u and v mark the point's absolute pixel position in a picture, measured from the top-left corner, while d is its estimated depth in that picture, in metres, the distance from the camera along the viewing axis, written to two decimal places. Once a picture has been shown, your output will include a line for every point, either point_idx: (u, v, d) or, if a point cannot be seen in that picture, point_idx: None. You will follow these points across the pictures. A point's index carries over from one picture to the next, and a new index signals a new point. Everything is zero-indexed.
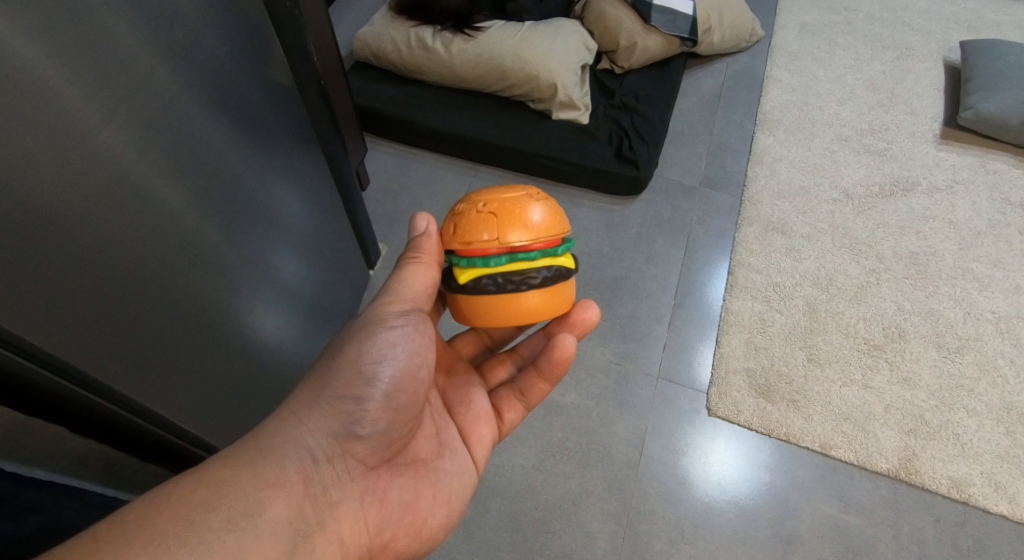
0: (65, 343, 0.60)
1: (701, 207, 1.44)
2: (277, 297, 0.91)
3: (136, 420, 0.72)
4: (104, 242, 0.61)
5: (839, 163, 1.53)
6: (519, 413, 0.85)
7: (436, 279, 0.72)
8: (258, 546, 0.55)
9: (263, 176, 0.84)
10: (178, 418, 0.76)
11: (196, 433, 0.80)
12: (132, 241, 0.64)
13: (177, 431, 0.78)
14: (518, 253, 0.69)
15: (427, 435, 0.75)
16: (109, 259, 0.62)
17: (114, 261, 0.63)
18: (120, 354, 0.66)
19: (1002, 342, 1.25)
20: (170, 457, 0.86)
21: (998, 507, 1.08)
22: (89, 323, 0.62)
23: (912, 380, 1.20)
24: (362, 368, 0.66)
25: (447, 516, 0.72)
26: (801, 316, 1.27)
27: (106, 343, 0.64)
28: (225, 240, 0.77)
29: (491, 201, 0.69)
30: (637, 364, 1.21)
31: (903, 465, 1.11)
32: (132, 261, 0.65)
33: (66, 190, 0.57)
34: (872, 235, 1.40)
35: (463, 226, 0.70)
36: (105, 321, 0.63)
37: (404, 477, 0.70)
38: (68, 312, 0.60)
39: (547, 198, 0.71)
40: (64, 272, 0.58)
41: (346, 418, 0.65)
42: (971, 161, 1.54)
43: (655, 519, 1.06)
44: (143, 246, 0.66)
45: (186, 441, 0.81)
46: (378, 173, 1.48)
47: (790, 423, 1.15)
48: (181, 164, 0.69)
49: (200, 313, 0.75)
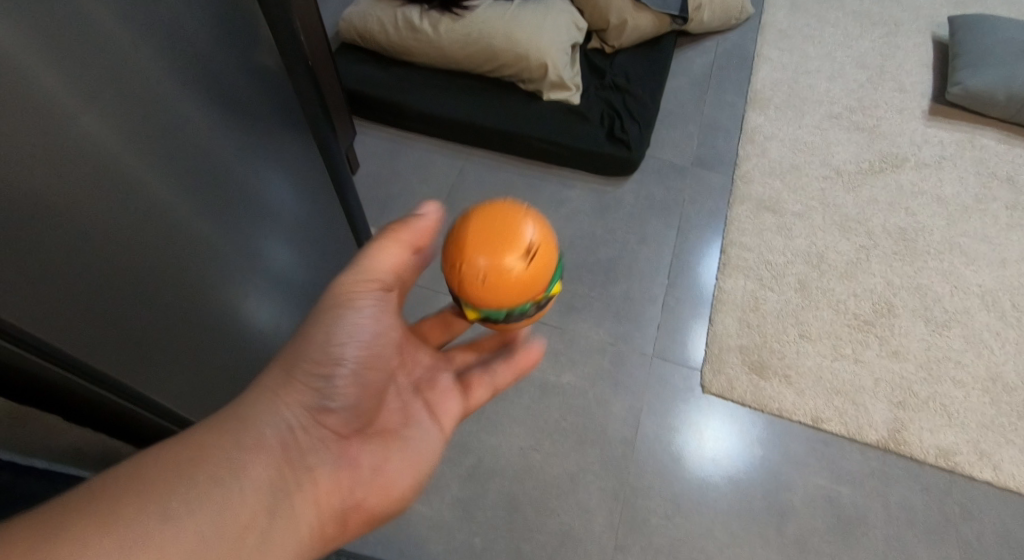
0: (59, 333, 0.60)
1: (694, 188, 1.44)
2: (266, 285, 0.92)
3: (133, 408, 0.74)
4: (89, 236, 0.61)
5: (829, 142, 1.54)
6: (487, 392, 0.82)
7: (406, 259, 0.68)
8: (229, 508, 0.53)
9: (251, 162, 0.83)
10: (167, 400, 0.77)
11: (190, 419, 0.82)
12: (118, 234, 0.64)
13: (171, 416, 0.80)
14: (513, 307, 0.67)
15: (395, 408, 0.73)
16: (99, 253, 0.62)
17: (100, 255, 0.62)
18: (112, 341, 0.66)
19: (989, 315, 1.27)
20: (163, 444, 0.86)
21: (983, 474, 1.11)
22: (81, 317, 0.62)
23: (900, 353, 1.22)
24: (327, 347, 0.63)
25: (416, 480, 0.70)
26: (793, 294, 1.29)
27: (96, 331, 0.64)
28: (213, 227, 0.77)
29: (488, 268, 0.65)
30: (632, 345, 1.22)
31: (892, 436, 1.14)
32: (117, 252, 0.64)
33: (50, 186, 0.56)
34: (862, 211, 1.42)
35: (463, 288, 0.66)
36: (94, 311, 0.63)
37: (374, 443, 0.68)
38: (62, 306, 0.60)
39: (537, 246, 0.66)
40: (53, 268, 0.58)
41: (314, 391, 0.63)
42: (958, 137, 1.55)
43: (651, 495, 1.08)
44: (128, 239, 0.65)
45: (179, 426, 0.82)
46: (367, 157, 1.46)
47: (782, 398, 1.17)
48: (167, 154, 0.68)
49: (188, 302, 0.75)
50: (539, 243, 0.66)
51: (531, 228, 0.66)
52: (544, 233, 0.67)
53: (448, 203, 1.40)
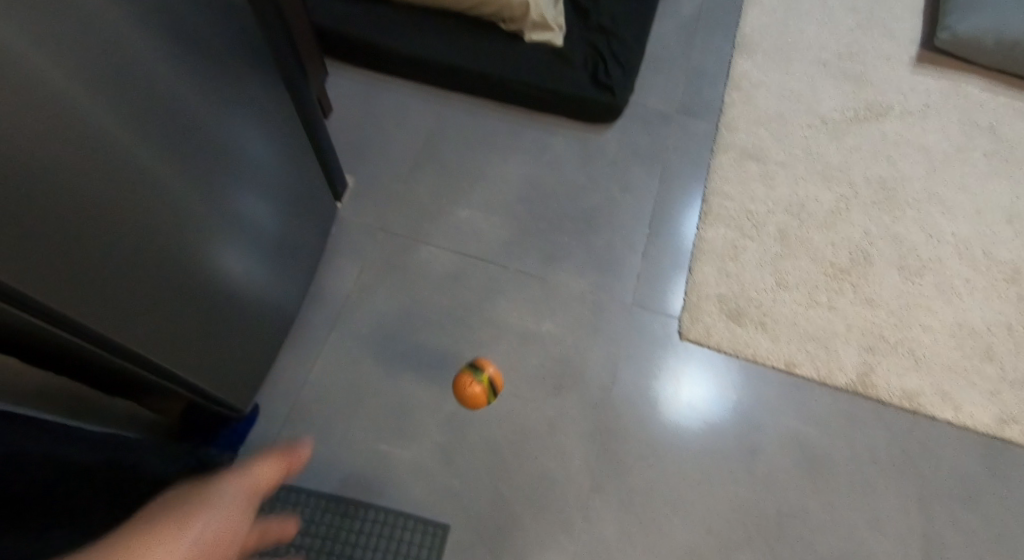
0: (40, 287, 0.60)
1: (677, 135, 1.42)
2: (240, 237, 0.91)
3: (116, 359, 0.74)
4: (63, 191, 0.59)
5: (815, 89, 1.51)
6: None
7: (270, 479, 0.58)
8: None
9: (221, 112, 0.80)
10: (153, 355, 0.78)
11: (171, 369, 0.82)
12: (91, 188, 0.63)
13: (159, 370, 0.80)
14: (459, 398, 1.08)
15: None
16: (73, 209, 0.61)
17: (74, 210, 0.61)
18: (92, 294, 0.66)
19: (960, 263, 1.30)
20: (145, 393, 0.87)
21: (943, 414, 1.15)
22: (61, 272, 0.62)
23: (873, 300, 1.25)
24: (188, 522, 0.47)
25: None
26: (773, 243, 1.30)
27: (74, 284, 0.64)
28: (183, 178, 0.76)
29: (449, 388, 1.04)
30: (612, 294, 1.23)
31: (861, 380, 1.18)
32: (92, 207, 0.63)
33: (29, 144, 0.55)
34: (844, 160, 1.41)
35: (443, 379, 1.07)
36: (71, 265, 0.63)
37: None
38: (44, 261, 0.60)
39: (474, 401, 1.02)
40: (32, 224, 0.57)
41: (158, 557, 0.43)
42: (944, 85, 1.54)
43: (627, 437, 1.11)
44: (101, 193, 0.64)
45: (163, 377, 0.82)
46: (342, 101, 1.41)
47: (757, 344, 1.19)
48: (138, 106, 0.66)
49: (162, 254, 0.75)
50: (477, 399, 1.02)
51: (479, 390, 1.01)
52: (484, 393, 1.02)
53: (426, 150, 1.37)
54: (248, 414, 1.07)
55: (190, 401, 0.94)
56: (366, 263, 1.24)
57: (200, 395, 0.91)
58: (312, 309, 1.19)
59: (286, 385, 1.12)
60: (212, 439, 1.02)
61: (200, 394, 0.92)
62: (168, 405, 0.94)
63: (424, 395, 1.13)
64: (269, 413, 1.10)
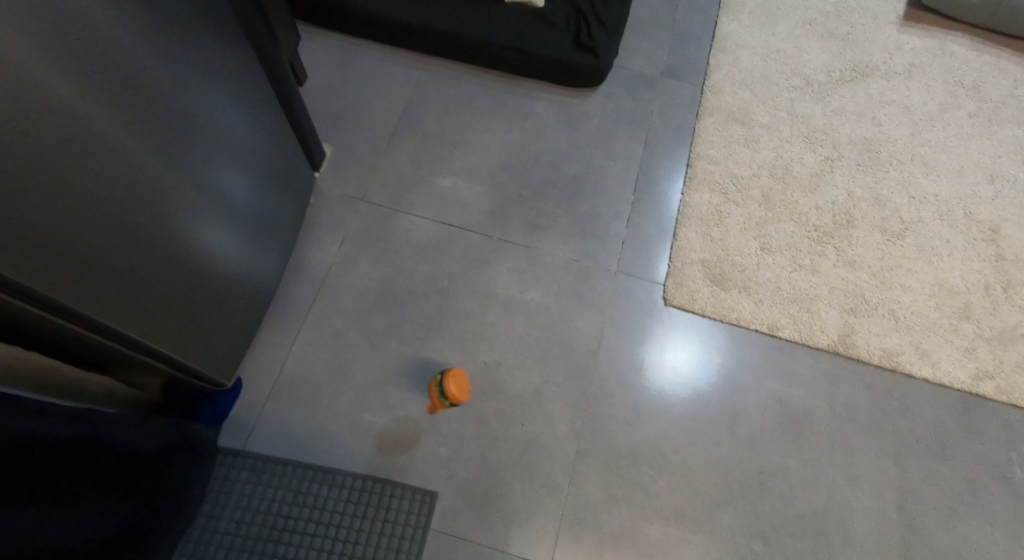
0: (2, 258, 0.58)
1: (662, 99, 1.39)
2: (217, 211, 0.89)
3: (90, 333, 0.72)
4: (20, 161, 0.58)
5: (801, 49, 1.49)
6: None
7: None
8: None
9: (192, 83, 0.77)
10: (128, 328, 0.76)
11: (150, 344, 0.81)
12: (51, 158, 0.61)
13: (135, 343, 0.79)
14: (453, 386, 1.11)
15: None
16: (33, 180, 0.59)
17: (34, 181, 0.59)
18: (58, 266, 0.64)
19: (941, 224, 1.31)
20: (126, 368, 0.86)
21: (922, 372, 1.17)
22: (23, 243, 0.60)
23: (856, 262, 1.26)
24: None
25: None
26: (757, 207, 1.29)
27: (39, 257, 0.62)
28: (153, 150, 0.73)
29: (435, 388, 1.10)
30: (596, 261, 1.22)
31: (843, 340, 1.19)
32: (52, 177, 0.61)
33: None
34: (829, 122, 1.40)
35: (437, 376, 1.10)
36: (34, 236, 0.61)
37: None
38: (3, 231, 0.58)
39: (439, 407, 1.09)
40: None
41: None
42: (930, 44, 1.52)
43: (613, 403, 1.12)
44: (62, 164, 0.62)
45: (141, 351, 0.81)
46: (317, 68, 1.37)
47: (741, 308, 1.20)
48: (97, 72, 0.63)
49: (134, 227, 0.73)
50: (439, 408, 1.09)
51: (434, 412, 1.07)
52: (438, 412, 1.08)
53: (405, 117, 1.33)
54: (230, 388, 1.05)
55: (169, 375, 0.92)
56: (347, 235, 1.22)
57: (179, 368, 0.90)
58: (293, 283, 1.17)
59: (269, 360, 1.11)
60: (194, 414, 1.01)
61: (178, 368, 0.90)
62: (146, 379, 0.93)
63: (409, 366, 1.12)
64: (253, 388, 1.09)
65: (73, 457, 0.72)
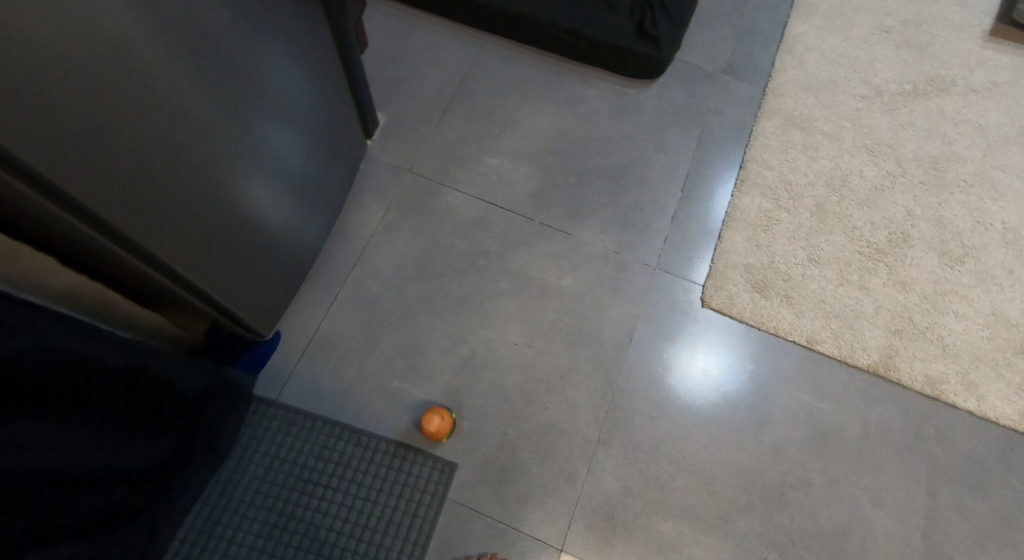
0: (72, 186, 0.63)
1: (720, 97, 1.36)
2: (273, 172, 0.93)
3: (147, 269, 0.77)
4: (99, 100, 0.62)
5: (874, 57, 1.43)
6: None
7: None
8: None
9: (262, 46, 0.81)
10: (182, 270, 0.81)
11: (199, 288, 0.85)
12: (127, 103, 0.65)
13: (187, 284, 0.83)
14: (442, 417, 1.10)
15: None
16: (108, 119, 0.64)
17: (109, 121, 0.64)
18: (124, 201, 0.69)
19: (1005, 252, 1.24)
20: (175, 306, 0.91)
21: (965, 404, 1.13)
22: (93, 176, 0.64)
23: (907, 283, 1.21)
24: None
25: None
26: (809, 216, 1.26)
27: (108, 191, 0.66)
28: (221, 107, 0.77)
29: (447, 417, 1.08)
30: (636, 254, 1.21)
31: (883, 362, 1.15)
32: (126, 120, 0.65)
33: (65, 46, 0.57)
34: (896, 135, 1.34)
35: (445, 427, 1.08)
36: (106, 171, 0.65)
37: None
38: (77, 161, 0.62)
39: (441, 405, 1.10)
40: (66, 123, 0.60)
41: None
42: (1017, 61, 1.42)
43: (636, 398, 1.12)
44: (137, 109, 0.66)
45: (190, 292, 0.86)
46: (377, 38, 1.39)
47: (781, 318, 1.18)
48: (178, 28, 0.67)
49: (198, 175, 0.77)
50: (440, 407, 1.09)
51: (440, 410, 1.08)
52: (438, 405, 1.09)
53: (459, 93, 1.34)
54: (269, 339, 1.10)
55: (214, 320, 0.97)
56: (391, 204, 1.24)
57: (224, 315, 0.95)
58: (336, 247, 1.21)
59: (307, 318, 1.15)
60: (234, 361, 1.06)
61: (223, 315, 0.95)
62: (193, 321, 0.98)
63: (438, 339, 1.14)
64: (289, 342, 1.14)
65: (123, 388, 0.77)
